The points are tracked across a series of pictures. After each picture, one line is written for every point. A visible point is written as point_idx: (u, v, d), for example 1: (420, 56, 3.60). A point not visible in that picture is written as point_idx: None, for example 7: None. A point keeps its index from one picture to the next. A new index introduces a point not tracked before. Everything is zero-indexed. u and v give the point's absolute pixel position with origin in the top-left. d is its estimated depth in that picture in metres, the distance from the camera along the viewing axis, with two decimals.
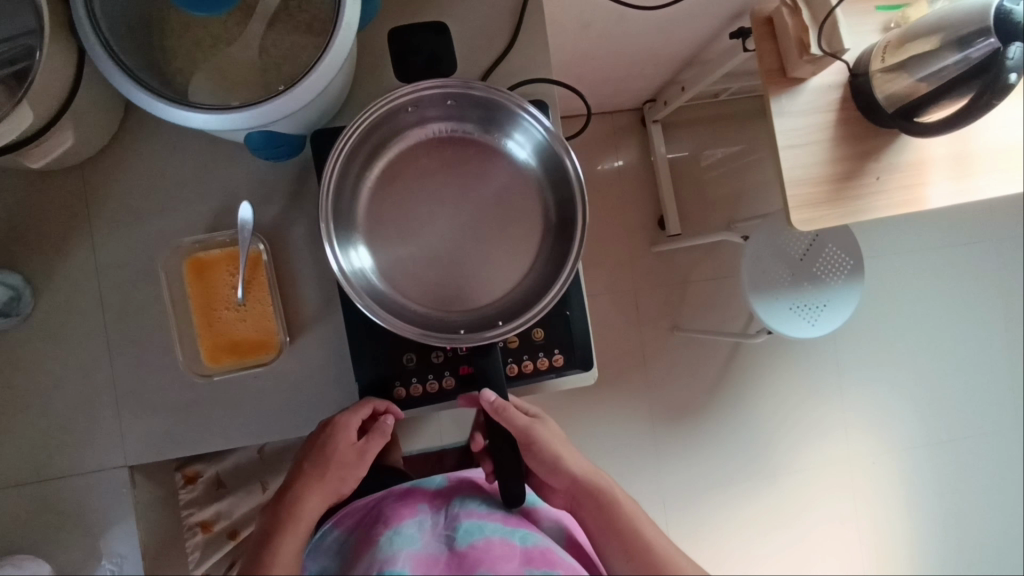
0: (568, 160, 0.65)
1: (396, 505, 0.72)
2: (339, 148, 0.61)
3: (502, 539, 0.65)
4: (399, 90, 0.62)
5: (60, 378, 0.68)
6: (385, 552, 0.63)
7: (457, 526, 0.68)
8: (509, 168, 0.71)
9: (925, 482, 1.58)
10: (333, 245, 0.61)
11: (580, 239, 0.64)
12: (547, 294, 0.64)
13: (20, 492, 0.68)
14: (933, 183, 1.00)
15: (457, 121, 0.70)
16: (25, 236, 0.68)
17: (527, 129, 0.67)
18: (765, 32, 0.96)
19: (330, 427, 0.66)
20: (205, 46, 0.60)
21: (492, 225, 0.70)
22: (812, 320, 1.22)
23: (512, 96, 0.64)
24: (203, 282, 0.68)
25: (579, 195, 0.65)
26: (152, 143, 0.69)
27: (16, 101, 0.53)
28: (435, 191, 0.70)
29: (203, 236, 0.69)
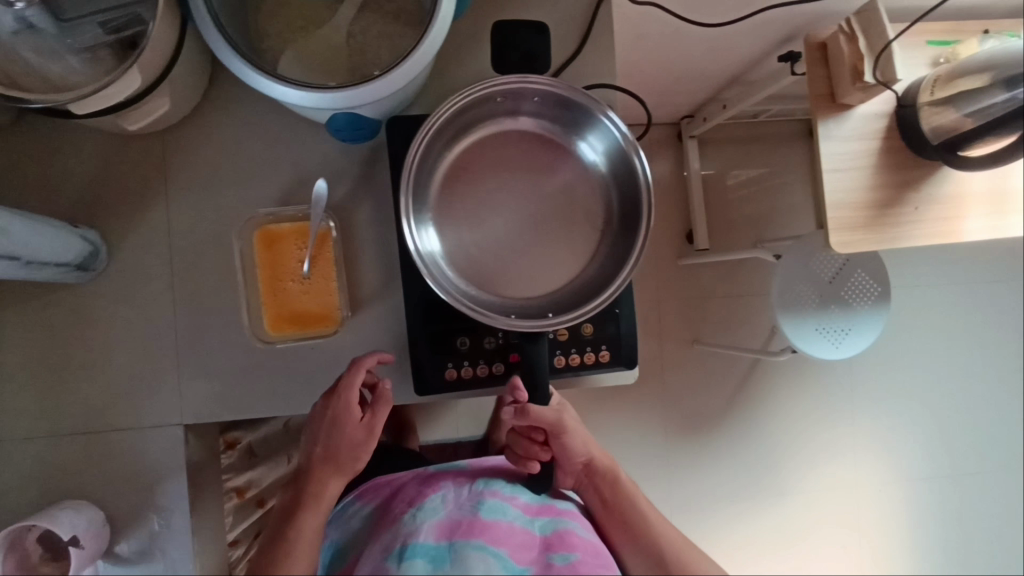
0: (636, 160, 0.64)
1: (418, 486, 0.76)
2: (424, 131, 0.62)
3: (524, 527, 0.70)
4: (491, 78, 0.62)
5: (126, 333, 0.71)
6: (412, 523, 0.68)
7: (480, 502, 0.72)
8: (578, 169, 0.72)
9: (930, 515, 1.59)
10: (409, 222, 0.62)
11: (642, 245, 0.64)
12: (611, 290, 0.64)
13: (78, 441, 0.71)
14: (969, 218, 1.01)
15: (540, 115, 0.71)
16: (105, 197, 0.71)
17: (605, 132, 0.67)
18: (817, 57, 0.99)
19: (333, 410, 0.66)
20: (297, 28, 0.64)
21: (554, 221, 0.71)
22: (835, 342, 1.24)
23: (596, 102, 0.63)
24: (270, 255, 0.71)
25: (645, 203, 0.64)
26: (232, 116, 0.72)
27: (127, 66, 0.54)
28: (502, 180, 0.71)
29: (270, 207, 0.72)
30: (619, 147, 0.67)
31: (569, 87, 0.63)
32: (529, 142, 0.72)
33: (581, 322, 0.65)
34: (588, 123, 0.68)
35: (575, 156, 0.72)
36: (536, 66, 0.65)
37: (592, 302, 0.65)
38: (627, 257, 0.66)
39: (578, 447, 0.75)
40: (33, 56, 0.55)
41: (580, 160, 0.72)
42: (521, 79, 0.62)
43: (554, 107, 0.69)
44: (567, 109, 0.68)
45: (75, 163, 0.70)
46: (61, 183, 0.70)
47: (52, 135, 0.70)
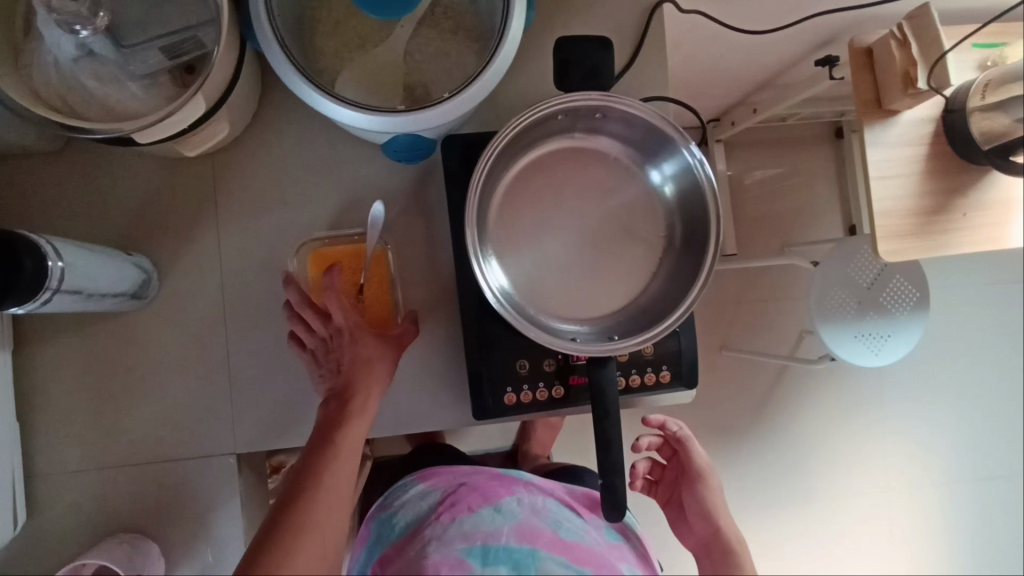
0: (703, 176, 0.62)
1: (491, 484, 0.74)
2: (489, 152, 0.60)
3: (603, 551, 0.66)
4: (559, 97, 0.60)
5: (178, 362, 0.69)
6: (490, 527, 0.66)
7: (557, 520, 0.69)
8: (639, 188, 0.70)
9: (963, 519, 1.58)
10: (475, 244, 0.60)
11: (710, 266, 0.62)
12: (679, 312, 0.63)
13: (129, 473, 0.69)
14: (1017, 224, 0.99)
15: (599, 134, 0.69)
16: (153, 222, 0.69)
17: (671, 153, 0.65)
18: (863, 62, 0.97)
19: (352, 328, 0.65)
20: (353, 47, 0.62)
21: (613, 241, 0.70)
22: (875, 348, 1.23)
23: (665, 120, 0.61)
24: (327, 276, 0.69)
25: (713, 222, 0.62)
26: (281, 137, 0.70)
27: (194, 93, 0.52)
28: (561, 199, 0.69)
29: (326, 229, 0.70)
30: (684, 167, 0.65)
31: (635, 104, 0.61)
32: (588, 161, 0.70)
33: (649, 345, 0.63)
34: (651, 142, 0.66)
35: (635, 176, 0.70)
36: (600, 82, 0.63)
37: (658, 324, 0.63)
38: (693, 279, 0.64)
39: (708, 508, 0.78)
40: (94, 84, 0.53)
41: (641, 180, 0.70)
42: (589, 97, 0.61)
43: (617, 127, 0.67)
44: (630, 128, 0.66)
45: (124, 187, 0.68)
46: (110, 208, 0.68)
47: (100, 160, 0.68)
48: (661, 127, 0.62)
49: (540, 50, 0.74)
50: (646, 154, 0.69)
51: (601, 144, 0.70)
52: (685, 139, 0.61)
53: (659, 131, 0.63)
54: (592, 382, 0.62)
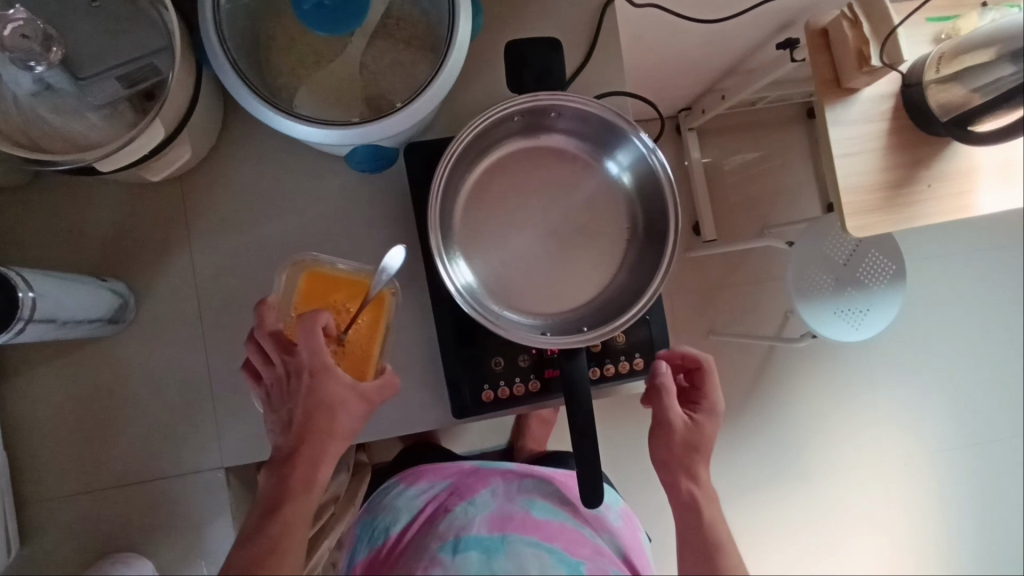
0: (658, 167, 0.64)
1: (467, 481, 0.77)
2: (447, 157, 0.61)
3: (575, 526, 0.69)
4: (511, 100, 0.61)
5: (160, 382, 0.71)
6: (462, 520, 0.68)
7: (529, 502, 0.72)
8: (599, 182, 0.72)
9: (958, 485, 1.59)
10: (439, 248, 0.62)
11: (670, 253, 0.63)
12: (644, 299, 0.64)
13: (119, 494, 0.70)
14: (981, 190, 1.01)
15: (556, 132, 0.70)
16: (127, 247, 0.70)
17: (627, 146, 0.67)
18: (819, 43, 0.99)
19: (312, 371, 0.59)
20: (309, 63, 0.64)
21: (578, 235, 0.71)
22: (854, 324, 1.24)
23: (616, 114, 0.63)
24: (313, 303, 0.66)
25: (671, 209, 0.64)
26: (246, 156, 0.72)
27: (151, 119, 0.53)
28: (524, 199, 0.71)
29: (323, 250, 0.67)
30: (640, 158, 0.66)
31: (587, 101, 0.62)
32: (549, 160, 0.71)
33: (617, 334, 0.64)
34: (607, 135, 0.68)
35: (595, 170, 0.72)
36: (552, 82, 0.65)
37: (625, 313, 0.65)
38: (655, 268, 0.66)
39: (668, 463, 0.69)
40: (54, 117, 0.55)
41: (601, 173, 0.72)
42: (540, 97, 0.62)
43: (573, 125, 0.68)
44: (585, 125, 0.68)
45: (93, 215, 0.70)
46: (82, 236, 0.70)
47: (67, 189, 0.69)
48: (614, 122, 0.63)
49: (496, 54, 0.75)
50: (604, 148, 0.70)
51: (560, 142, 0.71)
52: (637, 130, 0.63)
53: (613, 125, 0.65)
54: (564, 374, 0.63)
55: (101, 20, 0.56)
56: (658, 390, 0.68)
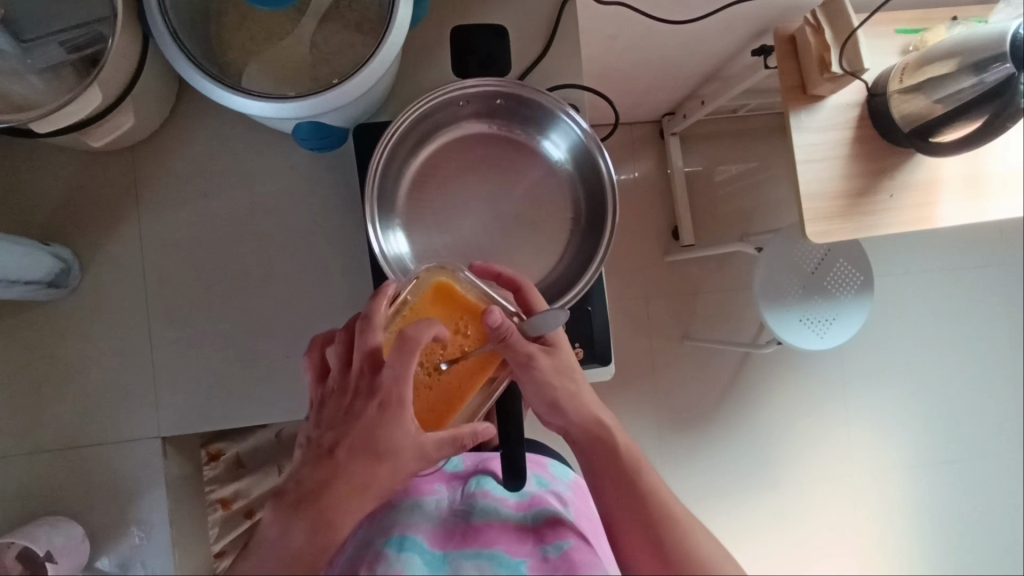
0: (599, 158, 0.66)
1: (411, 482, 0.75)
2: (388, 136, 0.63)
3: (520, 523, 0.67)
4: (455, 83, 0.63)
5: (101, 349, 0.71)
6: (406, 519, 0.66)
7: (473, 504, 0.70)
8: (545, 170, 0.72)
9: (926, 502, 1.59)
10: (375, 227, 0.63)
11: (608, 239, 0.66)
12: (579, 282, 0.67)
13: (55, 458, 0.71)
14: (943, 203, 1.01)
15: (502, 120, 0.71)
16: (74, 214, 0.71)
17: (568, 133, 0.68)
18: (787, 49, 1.00)
19: (385, 401, 0.53)
20: (260, 40, 0.64)
21: (521, 222, 0.72)
22: (821, 332, 1.24)
23: (558, 102, 0.65)
24: (433, 312, 0.60)
25: (609, 196, 0.66)
26: (198, 130, 0.72)
27: (87, 84, 0.54)
28: (469, 185, 0.72)
29: (463, 264, 0.60)
30: (582, 147, 0.68)
31: (529, 89, 0.65)
32: (496, 147, 0.72)
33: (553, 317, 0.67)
34: (552, 124, 0.70)
35: (540, 159, 0.72)
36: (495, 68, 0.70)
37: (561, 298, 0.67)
38: (592, 255, 0.68)
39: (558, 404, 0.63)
40: None
41: (545, 161, 0.72)
42: (485, 83, 0.65)
43: (518, 113, 0.70)
44: (531, 114, 0.69)
45: (44, 181, 0.71)
46: (30, 201, 0.70)
47: (19, 154, 0.70)
48: (556, 109, 0.66)
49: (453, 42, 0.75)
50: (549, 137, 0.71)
51: (507, 130, 0.72)
52: (578, 119, 0.65)
53: (555, 113, 0.67)
54: None
55: None
56: (503, 340, 0.59)
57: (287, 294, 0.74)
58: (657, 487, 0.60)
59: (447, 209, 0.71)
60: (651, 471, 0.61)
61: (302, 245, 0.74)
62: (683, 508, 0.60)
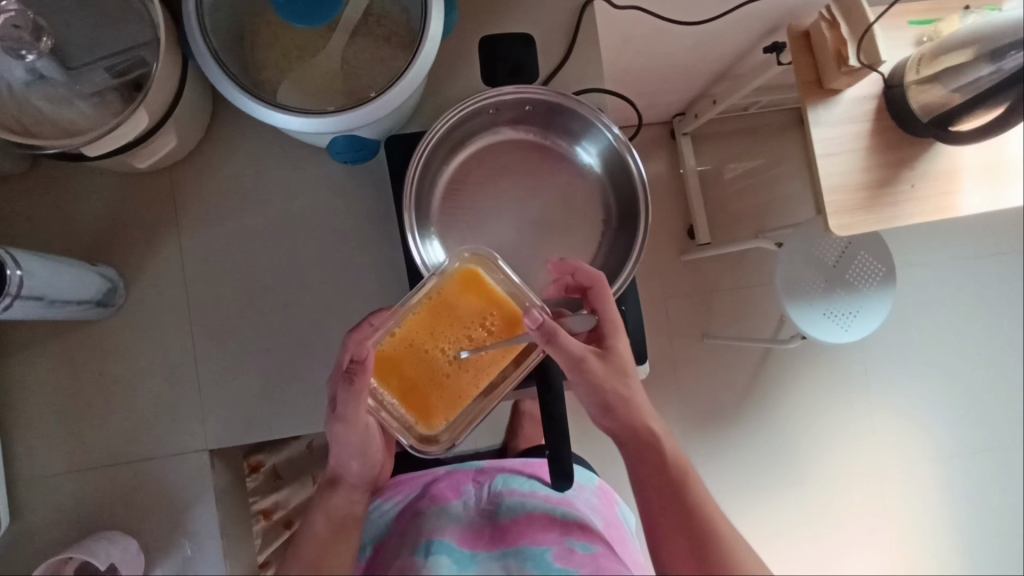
0: (629, 158, 0.67)
1: (441, 484, 0.77)
2: (423, 146, 0.64)
3: (546, 517, 0.69)
4: (485, 92, 0.64)
5: (147, 366, 0.73)
6: (435, 525, 0.68)
7: (500, 504, 0.72)
8: (575, 173, 0.74)
9: (954, 493, 1.58)
10: (414, 236, 0.64)
11: (642, 238, 0.66)
12: (615, 284, 0.67)
13: (106, 473, 0.73)
14: (965, 191, 1.02)
15: (531, 126, 0.73)
16: (117, 234, 0.73)
17: (597, 136, 0.69)
18: (801, 45, 1.01)
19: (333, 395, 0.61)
20: (293, 57, 0.66)
21: (553, 225, 0.73)
22: (845, 325, 1.25)
23: (586, 105, 0.66)
24: (463, 299, 0.62)
25: (641, 196, 0.67)
26: (234, 147, 0.74)
27: (135, 108, 0.56)
28: (501, 191, 0.73)
29: (499, 257, 0.61)
30: (612, 148, 0.69)
31: (559, 93, 0.65)
32: (526, 153, 0.74)
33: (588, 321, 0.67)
34: (580, 128, 0.70)
35: (569, 162, 0.74)
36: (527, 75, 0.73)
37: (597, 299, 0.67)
38: (627, 255, 0.68)
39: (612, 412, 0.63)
40: (45, 104, 0.57)
41: (573, 162, 0.74)
42: (514, 90, 0.65)
43: (546, 118, 0.71)
44: (559, 119, 0.70)
45: (87, 204, 0.72)
46: (75, 223, 0.72)
47: (61, 178, 0.72)
48: (586, 114, 0.66)
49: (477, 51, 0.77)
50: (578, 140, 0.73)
51: (536, 135, 0.73)
52: (608, 122, 0.65)
53: (584, 117, 0.67)
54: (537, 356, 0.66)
55: (89, 13, 0.59)
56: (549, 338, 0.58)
57: (326, 304, 0.75)
58: (707, 505, 0.59)
59: (480, 215, 0.72)
60: (701, 488, 0.61)
61: (340, 255, 0.75)
62: (730, 527, 0.59)
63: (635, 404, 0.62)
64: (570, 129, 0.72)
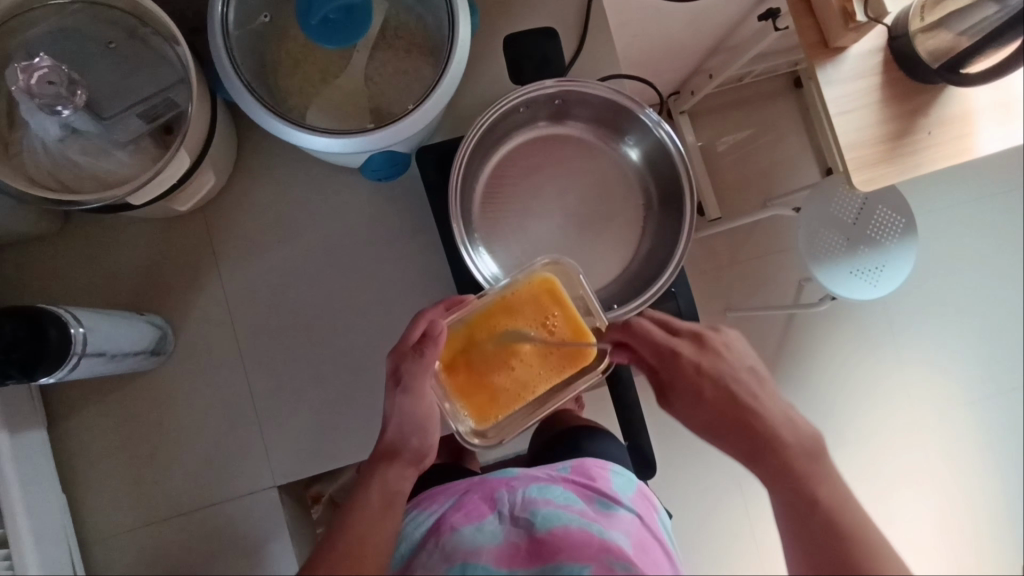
0: (665, 137, 0.66)
1: (470, 493, 0.66)
2: (463, 154, 0.63)
3: (587, 532, 0.58)
4: (517, 91, 0.63)
5: (205, 411, 0.72)
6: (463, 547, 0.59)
7: (535, 514, 0.61)
8: (610, 162, 0.74)
9: (1000, 434, 1.54)
10: (464, 244, 0.64)
11: (691, 218, 0.65)
12: (668, 267, 0.66)
13: (177, 523, 0.71)
14: (980, 131, 1.02)
15: (561, 120, 0.72)
16: (158, 282, 0.72)
17: (631, 123, 0.69)
18: (802, 8, 1.00)
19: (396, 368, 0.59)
20: (317, 80, 0.65)
21: (595, 216, 0.73)
22: (873, 281, 1.25)
23: (619, 92, 0.65)
24: (536, 301, 0.63)
25: (684, 176, 0.66)
26: (263, 180, 0.73)
27: (176, 150, 0.55)
28: (539, 189, 0.73)
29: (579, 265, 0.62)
30: (647, 132, 0.68)
31: (591, 84, 0.64)
32: (559, 148, 0.73)
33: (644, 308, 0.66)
34: (611, 117, 0.70)
35: (603, 152, 0.74)
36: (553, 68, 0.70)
37: (652, 284, 0.66)
38: (676, 237, 0.68)
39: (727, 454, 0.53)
40: (83, 158, 0.57)
41: (607, 152, 0.74)
42: (546, 87, 0.64)
43: (576, 111, 0.70)
44: (590, 110, 0.70)
45: (124, 255, 0.71)
46: (114, 276, 0.71)
47: (95, 233, 0.71)
48: (619, 101, 0.65)
49: (493, 53, 0.76)
50: (610, 129, 0.72)
51: (566, 129, 0.73)
52: (642, 105, 0.65)
53: (617, 104, 0.66)
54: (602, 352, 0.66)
55: (116, 61, 0.58)
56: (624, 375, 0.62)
57: (375, 324, 0.74)
58: (876, 537, 0.46)
59: (521, 216, 0.72)
60: (860, 510, 0.47)
61: (383, 273, 0.74)
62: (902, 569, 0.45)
63: (763, 424, 0.50)
64: (600, 118, 0.71)
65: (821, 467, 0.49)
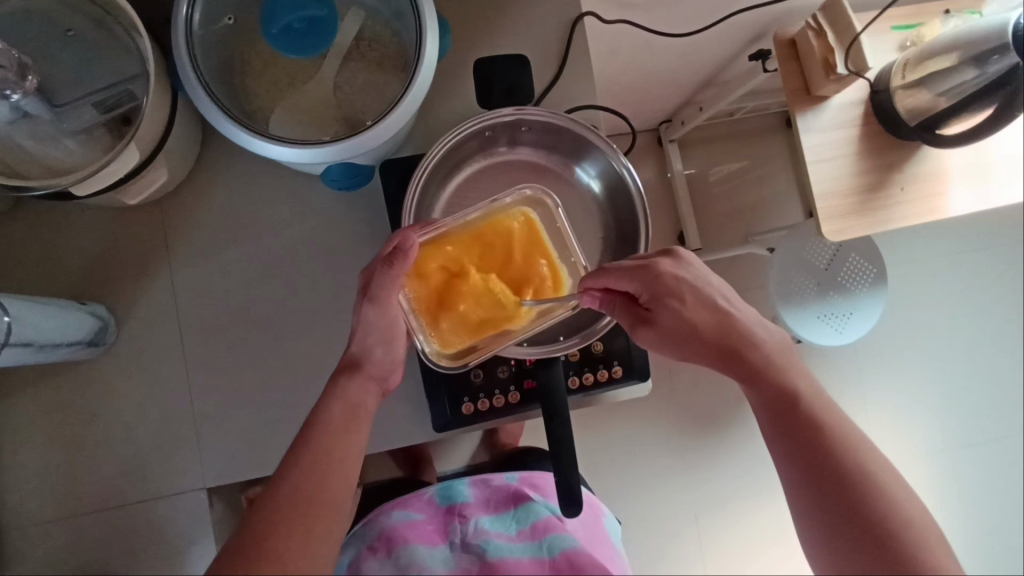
0: (627, 176, 0.66)
1: (422, 520, 0.74)
2: (420, 174, 0.63)
3: (533, 557, 0.67)
4: (481, 115, 0.63)
5: (141, 406, 0.71)
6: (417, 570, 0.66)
7: (486, 542, 0.70)
8: (575, 192, 0.74)
9: (954, 489, 1.54)
10: None
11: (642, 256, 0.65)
12: None
13: (102, 517, 0.70)
14: (953, 191, 1.03)
15: (529, 147, 0.73)
16: (106, 271, 0.71)
17: (596, 157, 0.70)
18: (788, 54, 1.01)
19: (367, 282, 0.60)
20: (284, 87, 0.64)
21: None
22: (838, 328, 1.26)
23: (585, 125, 0.65)
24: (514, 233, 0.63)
25: (642, 214, 0.66)
26: (223, 178, 0.72)
27: (126, 143, 0.55)
28: None
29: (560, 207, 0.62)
30: (611, 168, 0.68)
31: (556, 115, 0.64)
32: (525, 173, 0.74)
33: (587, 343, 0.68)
34: (578, 148, 0.70)
35: (568, 182, 0.74)
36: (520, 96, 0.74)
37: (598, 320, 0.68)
38: None
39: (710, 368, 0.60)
40: (31, 143, 0.56)
41: (573, 182, 0.74)
42: (511, 113, 0.64)
43: (543, 139, 0.70)
44: (556, 139, 0.70)
45: (73, 240, 0.70)
46: (62, 261, 0.70)
47: (45, 216, 0.70)
48: (584, 134, 0.66)
49: (468, 72, 0.76)
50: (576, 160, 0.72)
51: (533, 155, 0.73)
52: (605, 141, 0.65)
53: (582, 137, 0.67)
54: (541, 382, 0.64)
55: (75, 48, 0.58)
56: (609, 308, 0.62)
57: (323, 333, 0.73)
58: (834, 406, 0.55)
59: None
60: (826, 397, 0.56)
61: (337, 283, 0.74)
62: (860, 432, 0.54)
63: (742, 332, 0.59)
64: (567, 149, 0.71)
65: (791, 358, 0.58)
